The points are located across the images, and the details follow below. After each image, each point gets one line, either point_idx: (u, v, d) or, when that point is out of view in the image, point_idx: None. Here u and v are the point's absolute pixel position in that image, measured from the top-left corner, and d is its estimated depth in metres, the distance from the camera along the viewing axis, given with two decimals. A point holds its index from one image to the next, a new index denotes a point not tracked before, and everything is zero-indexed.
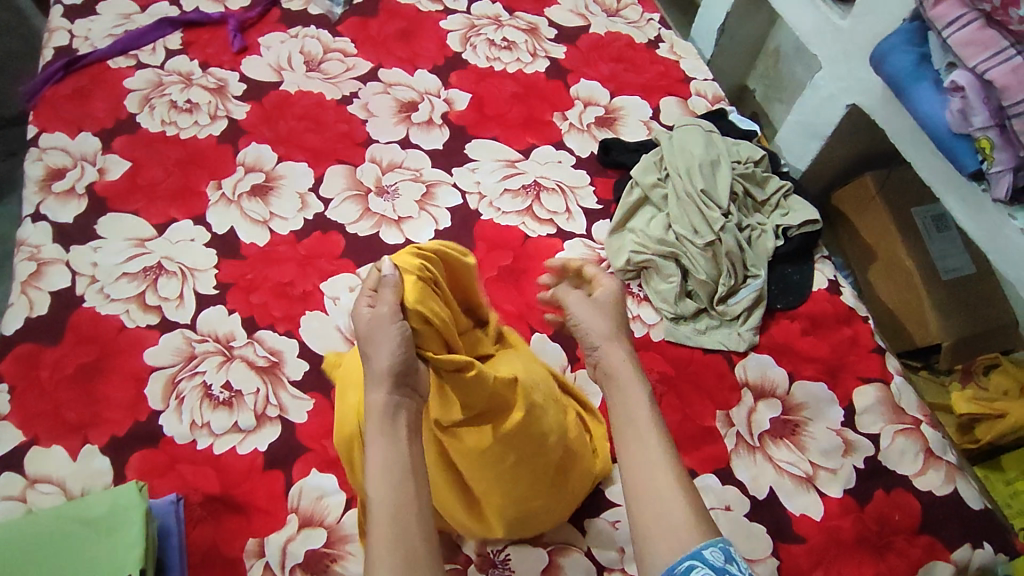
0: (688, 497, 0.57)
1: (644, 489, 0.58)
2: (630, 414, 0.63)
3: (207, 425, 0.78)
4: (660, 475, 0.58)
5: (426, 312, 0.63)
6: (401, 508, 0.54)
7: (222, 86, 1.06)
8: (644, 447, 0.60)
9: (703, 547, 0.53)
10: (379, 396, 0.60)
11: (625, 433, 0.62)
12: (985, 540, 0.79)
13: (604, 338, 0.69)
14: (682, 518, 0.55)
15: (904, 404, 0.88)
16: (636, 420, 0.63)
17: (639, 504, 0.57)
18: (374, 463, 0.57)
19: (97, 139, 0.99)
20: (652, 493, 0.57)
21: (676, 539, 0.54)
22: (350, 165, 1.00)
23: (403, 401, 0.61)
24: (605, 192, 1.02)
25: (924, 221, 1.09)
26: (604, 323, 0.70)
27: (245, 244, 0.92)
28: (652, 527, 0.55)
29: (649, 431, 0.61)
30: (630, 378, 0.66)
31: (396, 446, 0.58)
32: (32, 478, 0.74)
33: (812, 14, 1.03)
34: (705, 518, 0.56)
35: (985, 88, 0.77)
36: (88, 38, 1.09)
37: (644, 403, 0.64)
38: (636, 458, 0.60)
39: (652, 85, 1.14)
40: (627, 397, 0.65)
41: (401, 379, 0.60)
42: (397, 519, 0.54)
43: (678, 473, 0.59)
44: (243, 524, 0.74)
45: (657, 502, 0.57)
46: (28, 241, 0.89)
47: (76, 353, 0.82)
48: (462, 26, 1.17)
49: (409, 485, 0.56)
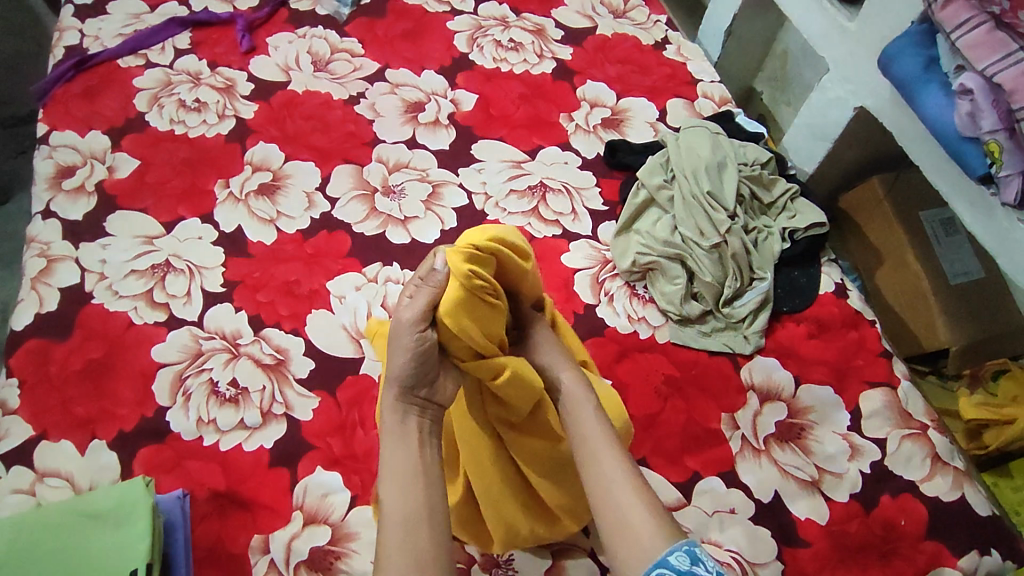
0: (649, 506, 0.63)
1: (608, 504, 0.64)
2: (587, 436, 0.68)
3: (213, 422, 0.79)
4: (621, 488, 0.64)
5: (457, 321, 0.65)
6: (410, 518, 0.61)
7: (230, 85, 1.07)
8: (605, 464, 0.66)
9: (668, 554, 0.59)
10: (391, 400, 0.68)
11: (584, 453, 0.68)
12: (992, 547, 0.79)
13: (548, 365, 0.73)
14: (647, 527, 0.61)
15: (910, 409, 0.88)
16: (589, 442, 0.68)
17: (604, 515, 0.64)
18: (389, 465, 0.65)
19: (106, 138, 0.99)
20: (615, 506, 0.63)
21: (645, 548, 0.60)
22: (357, 165, 1.01)
23: (414, 406, 0.68)
24: (611, 193, 1.02)
25: (932, 225, 1.08)
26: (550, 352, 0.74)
27: (252, 243, 0.92)
28: (620, 537, 0.62)
29: (605, 449, 0.67)
30: (583, 402, 0.71)
31: (404, 449, 0.66)
32: (40, 472, 0.74)
33: (820, 17, 1.03)
34: (670, 524, 0.63)
35: (993, 92, 0.77)
36: (98, 37, 1.10)
37: (594, 421, 0.69)
38: (593, 475, 0.66)
39: (659, 87, 1.14)
40: (579, 419, 0.70)
41: (410, 385, 0.67)
42: (408, 520, 0.61)
43: (636, 485, 0.65)
44: (249, 521, 0.74)
45: (620, 512, 0.63)
46: (38, 238, 0.90)
47: (85, 349, 0.82)
48: (469, 26, 1.18)
49: (417, 494, 0.63)
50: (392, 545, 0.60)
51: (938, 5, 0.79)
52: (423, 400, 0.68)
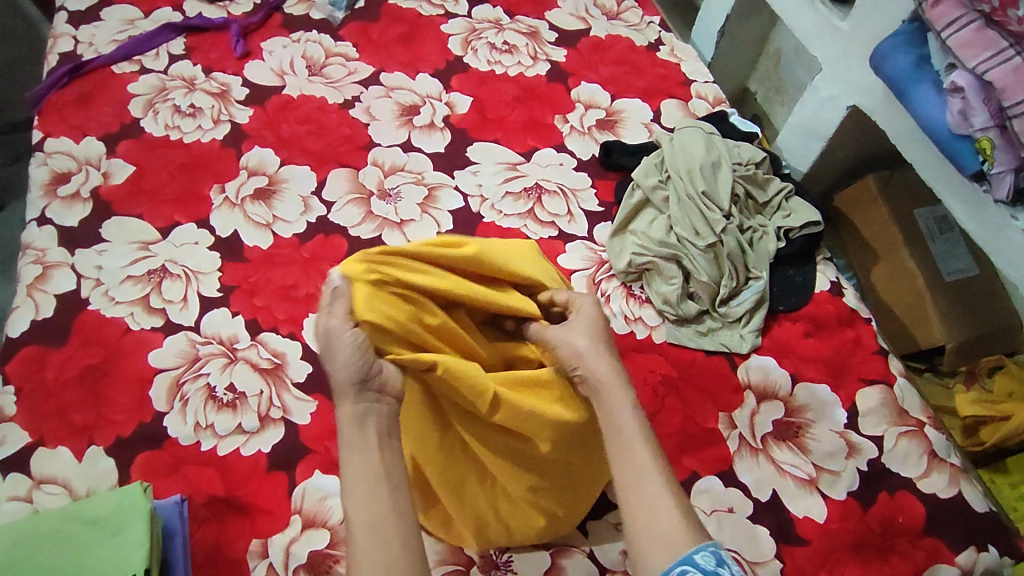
0: (677, 502, 0.59)
1: (635, 496, 0.60)
2: (619, 422, 0.64)
3: (211, 427, 0.79)
4: (650, 483, 0.60)
5: (380, 322, 0.63)
6: (378, 521, 0.56)
7: (225, 90, 1.07)
8: (635, 454, 0.62)
9: (694, 553, 0.55)
10: (346, 407, 0.61)
11: (614, 439, 0.63)
12: (989, 542, 0.79)
13: (578, 356, 0.69)
14: (672, 524, 0.57)
15: (906, 406, 0.88)
16: (622, 431, 0.64)
17: (630, 508, 0.59)
18: (350, 471, 0.59)
19: (101, 144, 0.99)
20: (643, 500, 0.59)
21: (668, 546, 0.56)
22: (352, 168, 1.01)
23: (371, 407, 0.62)
24: (606, 194, 1.03)
25: (927, 223, 1.09)
26: (581, 339, 0.70)
27: (248, 247, 0.92)
28: (646, 531, 0.57)
29: (637, 440, 0.63)
30: (618, 392, 0.66)
31: (365, 453, 0.59)
32: (38, 479, 0.74)
33: (812, 17, 1.04)
34: (695, 524, 0.58)
35: (985, 89, 0.77)
36: (93, 43, 1.10)
37: (628, 411, 0.65)
38: (624, 460, 0.62)
39: (653, 87, 1.15)
40: (612, 410, 0.65)
41: (364, 382, 0.62)
42: (374, 525, 0.56)
43: (666, 479, 0.61)
44: (248, 525, 0.74)
45: (649, 505, 0.59)
46: (34, 244, 0.90)
47: (81, 355, 0.82)
48: (463, 29, 1.18)
49: (387, 495, 0.58)
50: (363, 553, 0.54)
51: (929, 3, 0.79)
52: (377, 395, 0.63)
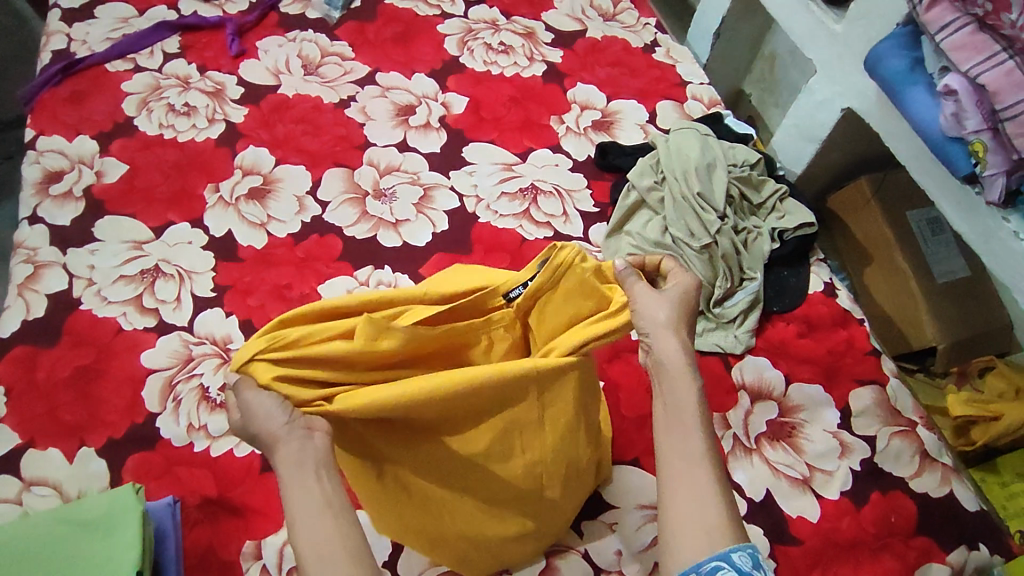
0: (722, 496, 0.56)
1: (682, 479, 0.56)
2: (677, 407, 0.60)
3: (204, 427, 0.78)
4: (697, 471, 0.56)
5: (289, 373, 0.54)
6: (322, 555, 0.49)
7: (220, 90, 1.06)
8: (687, 442, 0.58)
9: (731, 550, 0.52)
10: (282, 449, 0.53)
11: (664, 426, 0.60)
12: (980, 543, 0.79)
13: (657, 326, 0.63)
14: (714, 520, 0.54)
15: (899, 407, 0.88)
16: (682, 410, 0.60)
17: (672, 496, 0.55)
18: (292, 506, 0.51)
19: (94, 143, 0.99)
20: (688, 492, 0.55)
21: (708, 536, 0.53)
22: (348, 168, 1.01)
23: (309, 437, 0.54)
24: (601, 195, 1.03)
25: (919, 224, 1.10)
26: (665, 311, 0.64)
27: (243, 247, 0.92)
28: (684, 523, 0.54)
29: (693, 423, 0.59)
30: (685, 377, 0.61)
31: (310, 490, 0.51)
32: (29, 480, 0.74)
33: (807, 19, 1.04)
34: (737, 522, 0.55)
35: (977, 92, 0.77)
36: (86, 41, 1.09)
37: (694, 394, 0.60)
38: (674, 447, 0.58)
39: (648, 89, 1.15)
40: (677, 387, 0.61)
41: (297, 422, 0.54)
42: (323, 559, 0.49)
43: (715, 471, 0.57)
44: (241, 526, 0.74)
45: (694, 497, 0.55)
46: (26, 243, 0.89)
47: (73, 355, 0.82)
48: (459, 30, 1.18)
49: (350, 534, 0.50)
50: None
51: (923, 6, 0.79)
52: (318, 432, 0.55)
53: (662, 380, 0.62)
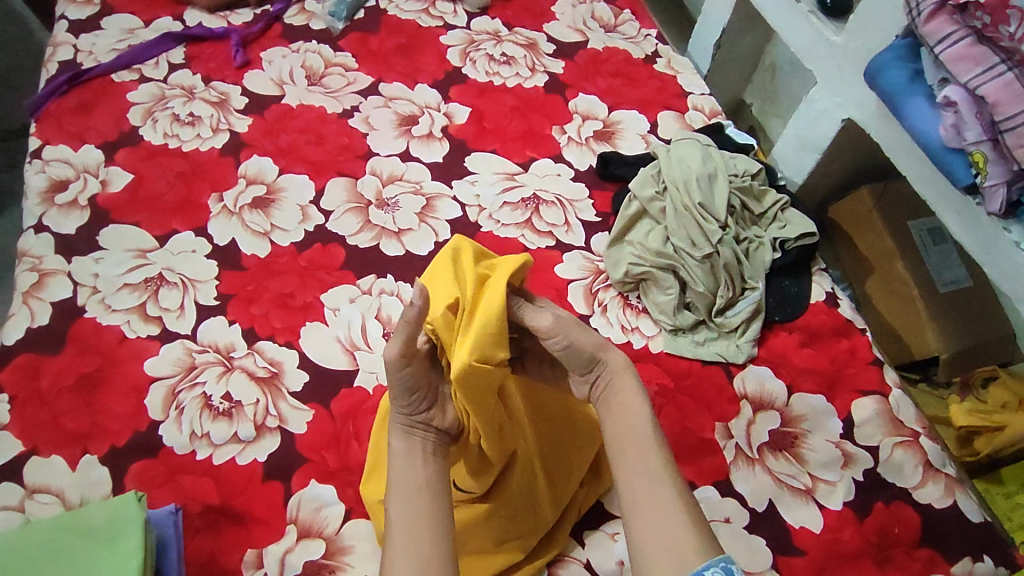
0: (687, 510, 0.60)
1: (647, 498, 0.61)
2: (629, 428, 0.66)
3: (206, 436, 0.79)
4: (660, 488, 0.61)
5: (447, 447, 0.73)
6: (412, 523, 0.62)
7: (224, 99, 1.07)
8: (646, 460, 0.63)
9: (704, 568, 0.55)
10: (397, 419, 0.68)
11: (622, 443, 0.65)
12: (985, 554, 0.79)
13: (599, 349, 0.68)
14: (685, 536, 0.58)
15: (901, 416, 0.88)
16: (636, 429, 0.65)
17: (639, 514, 0.60)
18: (395, 480, 0.65)
19: (100, 152, 1.00)
20: (653, 512, 0.60)
21: (678, 559, 0.57)
22: (351, 177, 1.01)
23: (414, 429, 0.69)
24: (603, 204, 1.03)
25: (921, 234, 1.10)
26: (592, 338, 0.69)
27: (246, 255, 0.92)
28: (654, 539, 0.58)
29: (648, 438, 0.64)
30: (631, 391, 0.68)
31: (411, 467, 0.66)
32: (31, 488, 0.74)
33: (807, 30, 1.05)
34: (709, 537, 0.59)
35: (977, 103, 0.78)
36: (92, 52, 1.10)
37: (644, 412, 0.66)
38: (635, 469, 0.63)
39: (650, 100, 1.16)
40: (627, 406, 0.67)
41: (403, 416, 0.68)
42: (412, 532, 0.61)
43: (677, 486, 0.62)
44: (243, 535, 0.74)
45: (659, 519, 0.59)
46: (31, 252, 0.90)
47: (77, 363, 0.82)
48: (462, 41, 1.19)
49: (432, 500, 0.64)
50: (399, 547, 0.60)
51: (922, 18, 0.79)
52: (422, 426, 0.69)
53: (616, 398, 0.68)
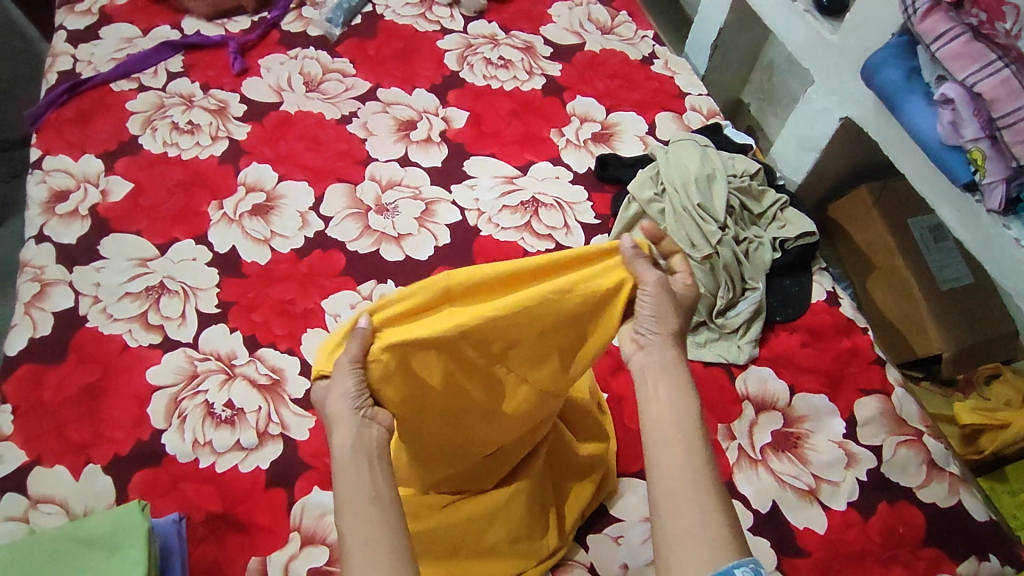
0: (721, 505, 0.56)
1: (678, 485, 0.56)
2: (671, 411, 0.60)
3: (209, 444, 0.79)
4: (695, 479, 0.56)
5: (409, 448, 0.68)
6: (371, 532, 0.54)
7: (223, 107, 1.08)
8: (683, 445, 0.58)
9: (735, 566, 0.52)
10: (342, 432, 0.59)
11: (658, 425, 0.59)
12: (990, 552, 0.79)
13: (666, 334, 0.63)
14: (717, 531, 0.54)
15: (904, 415, 0.88)
16: (676, 413, 0.60)
17: (668, 503, 0.55)
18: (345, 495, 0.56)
19: (100, 161, 1.00)
20: (685, 503, 0.55)
21: (710, 554, 0.53)
22: (350, 183, 1.01)
23: (364, 428, 0.60)
24: (603, 207, 1.03)
25: (921, 232, 1.10)
26: (675, 321, 0.63)
27: (246, 263, 0.93)
28: (683, 532, 0.54)
29: (687, 423, 0.59)
30: (676, 372, 0.62)
31: (359, 483, 0.56)
32: (34, 499, 0.74)
33: (803, 29, 1.04)
34: (739, 536, 0.55)
35: (975, 101, 0.78)
36: (91, 62, 1.11)
37: (689, 394, 0.61)
38: (670, 454, 0.57)
39: (647, 101, 1.16)
40: (672, 386, 0.61)
41: (360, 416, 0.60)
42: (368, 545, 0.53)
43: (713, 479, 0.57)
44: (246, 542, 0.74)
45: (692, 511, 0.55)
46: (32, 262, 0.90)
47: (79, 373, 0.82)
48: (459, 45, 1.19)
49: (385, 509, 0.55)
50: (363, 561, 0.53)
51: (918, 16, 0.80)
52: (371, 423, 0.60)
53: (660, 381, 0.62)
